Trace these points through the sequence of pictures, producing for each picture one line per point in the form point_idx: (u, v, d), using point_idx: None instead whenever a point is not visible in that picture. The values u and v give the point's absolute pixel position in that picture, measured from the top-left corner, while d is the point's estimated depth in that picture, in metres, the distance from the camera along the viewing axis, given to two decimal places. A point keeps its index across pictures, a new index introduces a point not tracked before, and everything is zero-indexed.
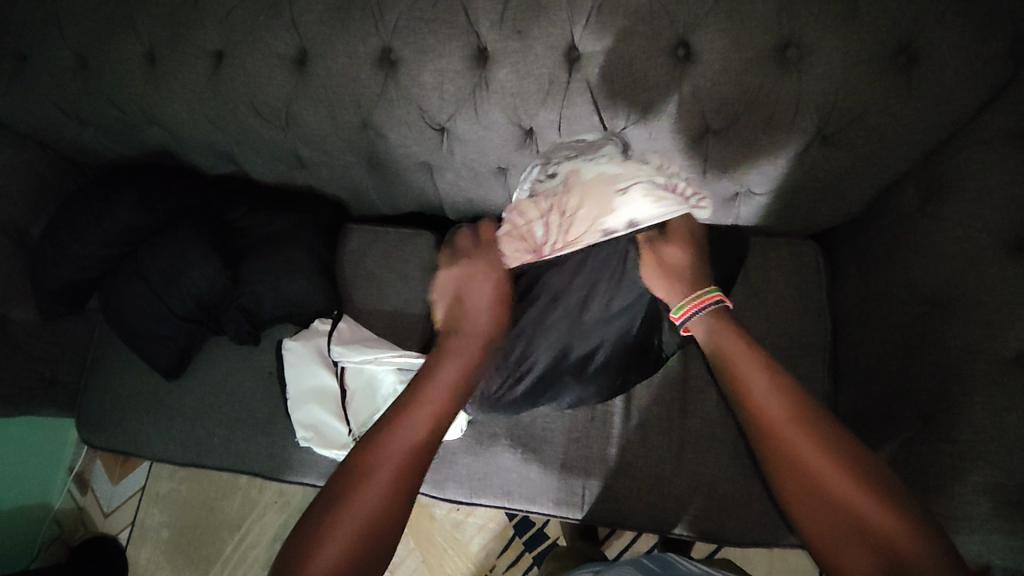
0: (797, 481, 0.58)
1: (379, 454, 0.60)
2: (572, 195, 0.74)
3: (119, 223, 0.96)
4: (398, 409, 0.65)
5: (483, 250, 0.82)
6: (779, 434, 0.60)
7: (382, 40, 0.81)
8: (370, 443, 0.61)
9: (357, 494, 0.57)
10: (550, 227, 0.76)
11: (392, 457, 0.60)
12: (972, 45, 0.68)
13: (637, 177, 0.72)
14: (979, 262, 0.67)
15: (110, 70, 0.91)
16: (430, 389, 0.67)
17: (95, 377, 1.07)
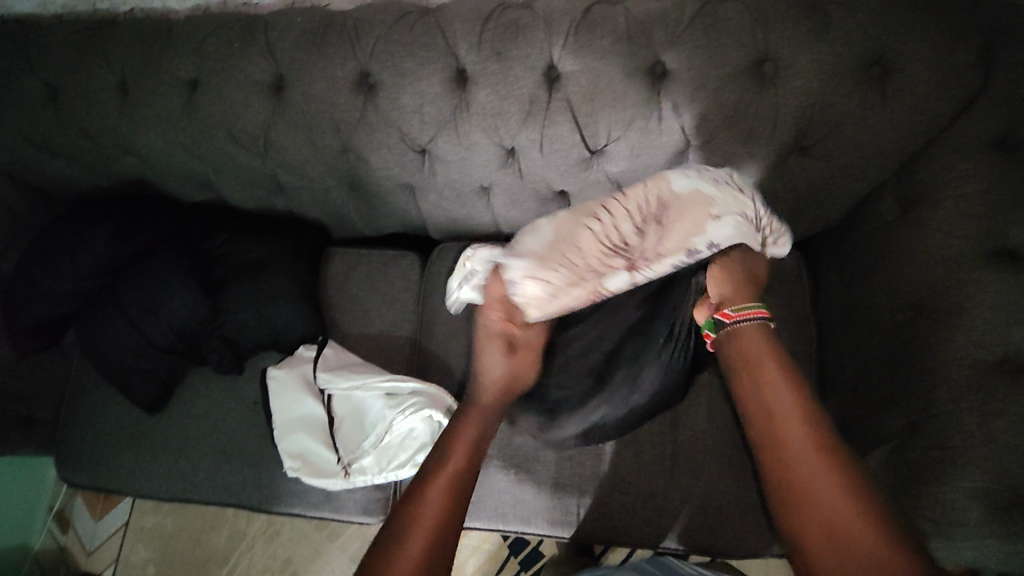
0: (801, 511, 0.59)
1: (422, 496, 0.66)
2: (670, 210, 0.73)
3: (96, 257, 0.94)
4: (441, 454, 0.71)
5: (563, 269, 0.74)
6: (795, 468, 0.61)
7: (360, 64, 0.81)
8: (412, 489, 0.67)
9: (402, 543, 0.62)
10: (647, 237, 0.73)
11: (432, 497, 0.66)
12: (942, 56, 0.69)
13: (732, 205, 0.72)
14: (961, 268, 0.68)
15: (82, 101, 0.89)
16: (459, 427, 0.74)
17: (74, 414, 1.04)
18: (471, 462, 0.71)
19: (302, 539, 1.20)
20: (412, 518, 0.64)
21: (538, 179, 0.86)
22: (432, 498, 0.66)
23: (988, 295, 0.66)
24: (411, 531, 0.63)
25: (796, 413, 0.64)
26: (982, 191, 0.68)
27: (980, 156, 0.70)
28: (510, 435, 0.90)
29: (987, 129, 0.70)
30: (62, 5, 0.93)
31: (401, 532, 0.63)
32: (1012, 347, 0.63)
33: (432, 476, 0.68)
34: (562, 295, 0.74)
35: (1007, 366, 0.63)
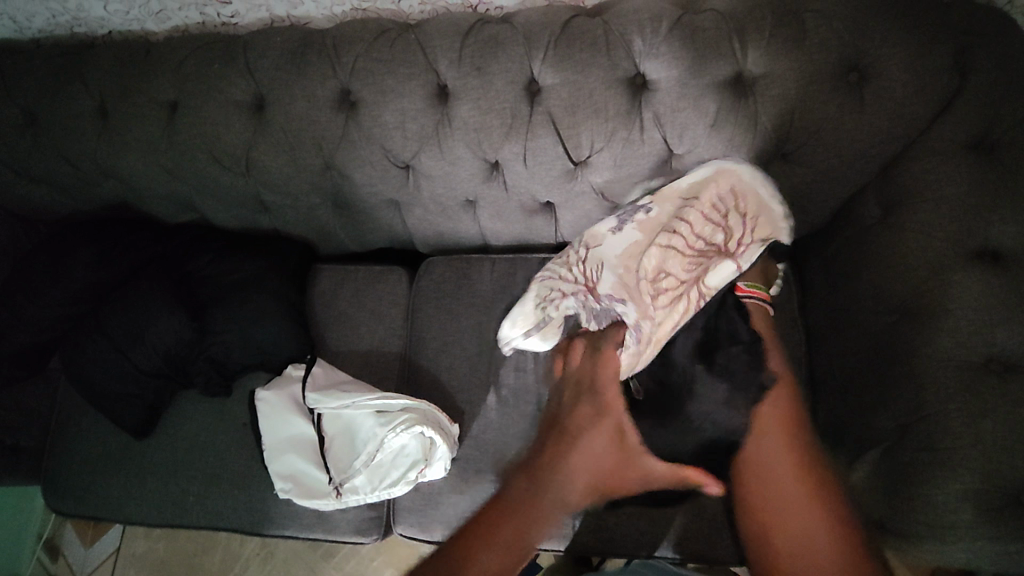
0: (759, 519, 0.62)
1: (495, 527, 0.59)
2: (742, 207, 0.70)
3: (79, 282, 0.93)
4: (536, 479, 0.63)
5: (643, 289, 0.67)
6: (765, 481, 0.63)
7: (341, 82, 0.81)
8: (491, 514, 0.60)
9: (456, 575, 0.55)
10: (731, 230, 0.68)
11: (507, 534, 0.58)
12: (917, 61, 0.70)
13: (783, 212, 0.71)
14: (943, 270, 0.69)
15: (61, 126, 0.88)
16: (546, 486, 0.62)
17: (61, 442, 1.03)
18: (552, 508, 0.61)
19: (296, 560, 1.19)
20: (495, 522, 0.60)
21: (523, 191, 0.86)
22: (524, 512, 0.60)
23: (972, 297, 0.66)
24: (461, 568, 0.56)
25: (775, 422, 0.65)
26: (961, 193, 0.69)
27: (958, 158, 0.71)
28: (502, 449, 0.89)
29: (965, 131, 0.71)
30: (39, 30, 0.93)
31: (482, 536, 0.58)
32: (998, 349, 0.64)
33: (530, 491, 0.62)
34: (657, 314, 0.65)
35: (993, 365, 0.64)
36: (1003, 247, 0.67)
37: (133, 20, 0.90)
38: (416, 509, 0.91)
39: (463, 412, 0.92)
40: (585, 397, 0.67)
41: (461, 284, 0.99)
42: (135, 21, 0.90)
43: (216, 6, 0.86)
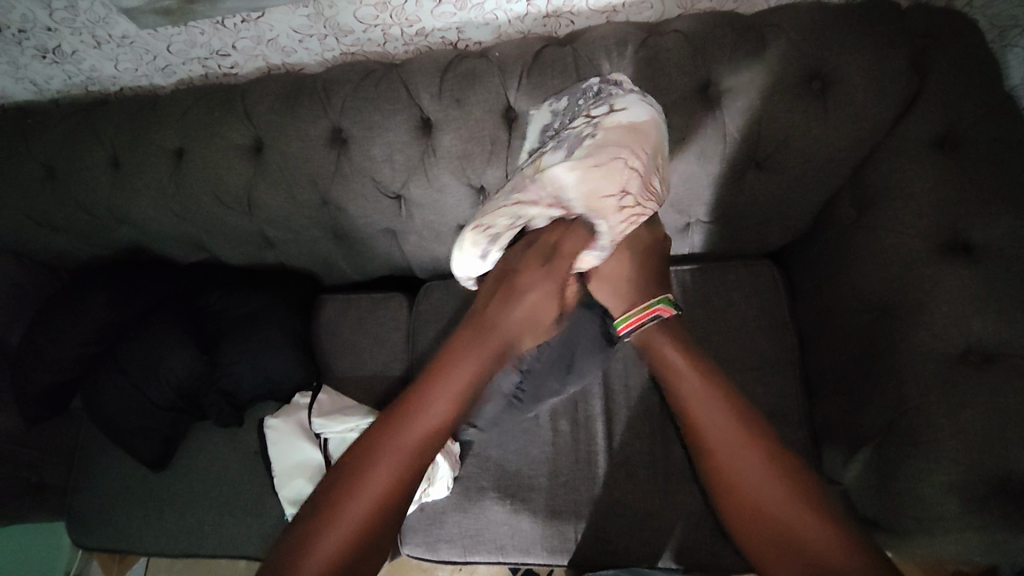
0: (746, 518, 0.65)
1: (390, 436, 0.59)
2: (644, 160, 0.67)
3: (95, 322, 0.99)
4: (427, 383, 0.62)
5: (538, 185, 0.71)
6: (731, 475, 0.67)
7: (332, 121, 0.86)
8: (380, 439, 0.59)
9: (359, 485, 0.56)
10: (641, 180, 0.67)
11: (405, 441, 0.58)
12: (876, 65, 0.72)
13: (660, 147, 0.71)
14: (916, 265, 0.70)
15: (78, 177, 0.95)
16: (449, 368, 0.62)
17: (83, 477, 1.07)
18: (443, 424, 0.61)
19: None
20: (380, 438, 0.58)
21: None
22: (404, 446, 0.58)
23: (947, 289, 0.67)
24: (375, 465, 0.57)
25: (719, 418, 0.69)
26: (929, 189, 0.71)
27: (925, 156, 0.72)
28: (503, 465, 0.91)
29: (928, 130, 0.73)
30: (57, 90, 1.00)
31: (367, 454, 0.58)
32: (974, 338, 0.65)
33: (412, 411, 0.60)
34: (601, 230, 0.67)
35: (972, 356, 0.65)
36: (975, 239, 0.68)
37: (142, 76, 0.97)
38: (421, 529, 0.92)
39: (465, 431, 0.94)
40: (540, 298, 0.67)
41: (459, 307, 1.02)
42: (143, 77, 0.97)
43: (216, 59, 0.93)
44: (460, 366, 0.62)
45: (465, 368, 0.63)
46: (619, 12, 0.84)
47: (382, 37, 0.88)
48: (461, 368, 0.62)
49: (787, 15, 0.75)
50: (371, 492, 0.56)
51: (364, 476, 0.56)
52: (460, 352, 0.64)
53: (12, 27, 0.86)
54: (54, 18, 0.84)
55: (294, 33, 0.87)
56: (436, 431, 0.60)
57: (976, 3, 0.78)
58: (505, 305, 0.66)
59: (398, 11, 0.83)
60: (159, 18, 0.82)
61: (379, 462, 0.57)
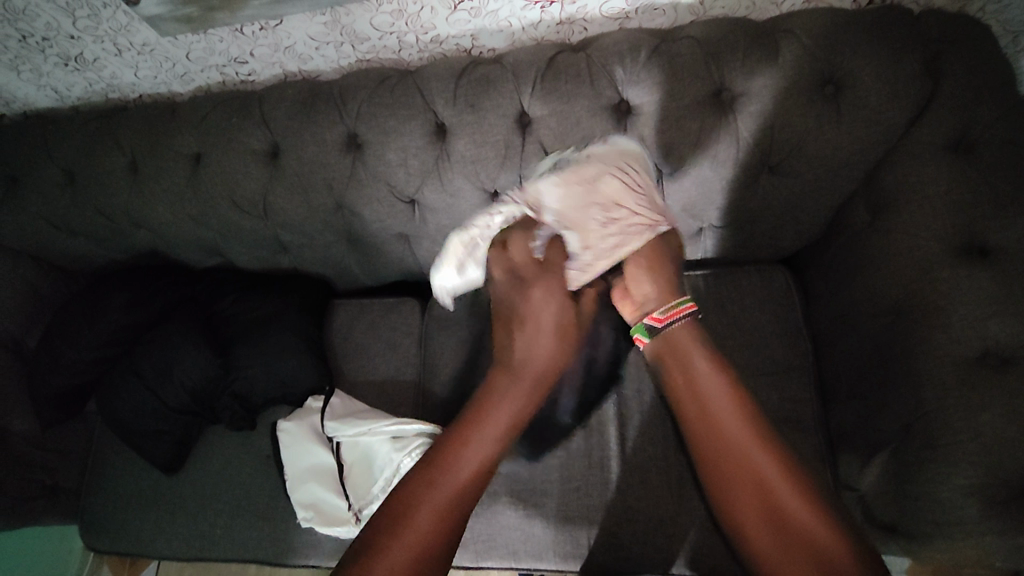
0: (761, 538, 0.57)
1: (441, 470, 0.58)
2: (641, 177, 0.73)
3: (111, 325, 1.00)
4: (463, 435, 0.60)
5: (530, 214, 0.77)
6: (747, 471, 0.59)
7: (347, 126, 0.87)
8: (431, 471, 0.58)
9: (411, 518, 0.55)
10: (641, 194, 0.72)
11: (455, 475, 0.58)
12: (890, 69, 0.72)
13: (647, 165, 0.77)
14: (932, 268, 0.70)
15: (96, 182, 0.96)
16: (494, 403, 0.61)
17: (97, 479, 1.08)
18: (488, 461, 0.59)
19: None
20: (432, 472, 0.58)
21: None
22: (440, 495, 0.56)
23: (964, 292, 0.67)
24: (430, 497, 0.56)
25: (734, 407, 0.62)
26: (944, 192, 0.71)
27: (940, 160, 0.73)
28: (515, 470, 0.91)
29: (942, 134, 0.73)
30: (78, 97, 1.02)
31: (421, 488, 0.57)
32: (991, 340, 0.64)
33: (450, 461, 0.58)
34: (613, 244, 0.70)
35: (989, 359, 0.64)
36: (991, 242, 0.68)
37: (161, 83, 0.98)
38: None
39: None
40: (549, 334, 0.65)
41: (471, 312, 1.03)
42: (162, 84, 0.99)
43: (234, 66, 0.94)
44: (507, 403, 0.61)
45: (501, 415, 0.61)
46: (631, 19, 0.85)
47: (397, 45, 0.89)
48: (508, 407, 0.61)
49: (800, 19, 0.76)
50: (416, 539, 0.54)
51: (400, 537, 0.54)
52: (505, 385, 0.63)
53: (36, 34, 0.88)
54: (77, 26, 0.86)
55: (311, 40, 0.88)
56: (486, 465, 0.59)
57: (989, 8, 0.78)
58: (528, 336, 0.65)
59: (414, 19, 0.84)
60: (180, 26, 0.84)
61: (430, 496, 0.56)
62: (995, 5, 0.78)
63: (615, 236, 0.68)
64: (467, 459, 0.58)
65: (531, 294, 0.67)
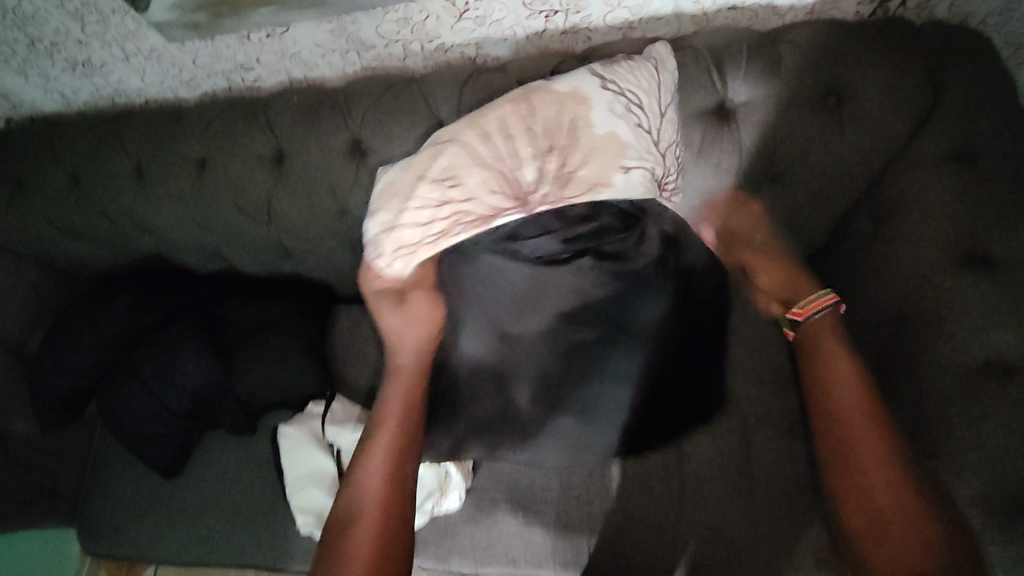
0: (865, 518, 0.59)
1: (359, 500, 0.71)
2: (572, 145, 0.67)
3: (115, 328, 1.00)
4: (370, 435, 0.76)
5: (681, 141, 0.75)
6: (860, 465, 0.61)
7: (352, 132, 0.87)
8: (348, 499, 0.71)
9: (350, 551, 0.67)
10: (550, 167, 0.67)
11: (371, 495, 0.71)
12: (893, 81, 0.73)
13: (611, 106, 0.68)
14: (934, 278, 0.70)
15: (102, 185, 0.97)
16: (383, 413, 0.78)
17: (96, 484, 1.08)
18: (394, 460, 0.74)
19: None
20: (360, 505, 0.70)
21: None
22: (371, 503, 0.70)
23: (967, 301, 0.67)
24: (358, 523, 0.69)
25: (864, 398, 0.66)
26: (946, 202, 0.71)
27: (942, 169, 0.73)
28: (515, 477, 0.91)
29: (944, 144, 0.74)
30: (84, 102, 1.03)
31: (350, 526, 0.69)
32: (993, 350, 0.64)
33: (358, 472, 0.73)
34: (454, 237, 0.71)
35: (991, 368, 0.64)
36: (993, 252, 0.68)
37: (167, 88, 0.99)
38: (432, 540, 0.90)
39: None
40: (412, 331, 0.82)
41: None
42: (168, 90, 0.99)
43: (240, 73, 0.95)
44: (390, 410, 0.78)
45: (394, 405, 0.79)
46: (635, 29, 0.86)
47: (402, 52, 0.90)
48: (392, 412, 0.78)
49: (803, 30, 0.76)
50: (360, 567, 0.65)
51: (358, 524, 0.69)
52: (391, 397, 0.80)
53: (44, 39, 0.89)
54: (86, 31, 0.87)
55: (317, 47, 0.89)
56: (395, 462, 0.74)
57: (989, 22, 0.79)
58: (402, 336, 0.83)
59: (419, 27, 0.85)
60: (187, 32, 0.84)
61: (363, 528, 0.68)
62: (996, 17, 0.79)
63: (444, 219, 0.70)
64: (374, 472, 0.73)
65: (398, 298, 0.82)
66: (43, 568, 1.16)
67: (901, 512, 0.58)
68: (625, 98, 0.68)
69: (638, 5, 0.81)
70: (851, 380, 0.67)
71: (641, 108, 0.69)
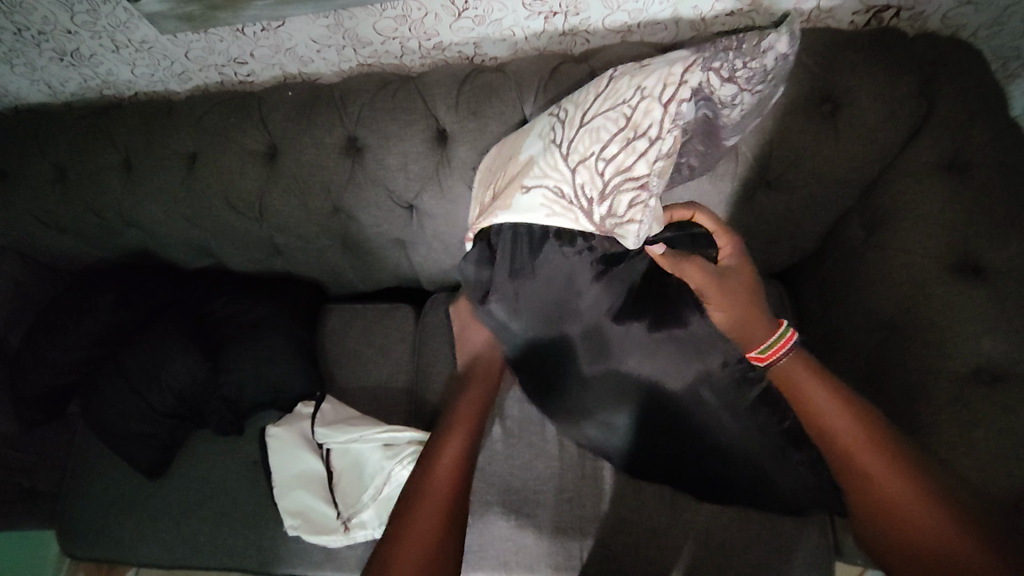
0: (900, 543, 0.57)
1: (437, 464, 0.69)
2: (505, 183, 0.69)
3: (99, 325, 0.98)
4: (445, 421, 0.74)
5: (609, 149, 0.59)
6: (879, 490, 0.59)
7: (348, 130, 0.87)
8: (427, 462, 0.69)
9: (420, 509, 0.64)
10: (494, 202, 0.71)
11: (446, 461, 0.69)
12: (888, 89, 0.74)
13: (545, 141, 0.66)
14: (926, 285, 0.71)
15: (89, 179, 0.95)
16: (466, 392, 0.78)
17: (77, 483, 1.05)
18: (473, 431, 0.73)
19: None
20: (433, 470, 0.68)
21: None
22: (442, 471, 0.68)
23: (959, 308, 0.68)
24: (434, 484, 0.67)
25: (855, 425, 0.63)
26: (939, 210, 0.72)
27: (935, 179, 0.74)
28: (507, 479, 0.90)
29: (936, 154, 0.75)
30: (71, 93, 1.00)
31: (423, 485, 0.67)
32: (984, 357, 0.65)
33: (438, 442, 0.71)
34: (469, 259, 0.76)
35: (982, 375, 0.65)
36: (984, 260, 0.70)
37: (158, 81, 0.97)
38: None
39: None
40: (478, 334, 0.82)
41: None
42: (159, 82, 0.97)
43: (233, 67, 0.94)
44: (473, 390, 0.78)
45: (471, 400, 0.77)
46: (634, 33, 0.86)
47: (400, 50, 0.89)
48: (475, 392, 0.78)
49: (800, 39, 0.77)
50: (429, 524, 0.63)
51: (433, 481, 0.67)
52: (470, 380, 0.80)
53: (31, 28, 0.87)
54: (75, 21, 0.86)
55: (313, 43, 0.88)
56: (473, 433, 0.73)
57: (980, 34, 0.81)
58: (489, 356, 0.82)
59: (417, 25, 0.84)
60: (181, 24, 0.83)
61: (435, 489, 0.66)
62: (986, 30, 0.80)
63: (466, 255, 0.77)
64: (455, 438, 0.72)
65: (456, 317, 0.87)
66: (20, 569, 1.13)
67: (943, 530, 0.55)
68: (558, 125, 0.66)
69: (638, 9, 0.81)
70: (836, 408, 0.64)
71: (565, 123, 0.65)
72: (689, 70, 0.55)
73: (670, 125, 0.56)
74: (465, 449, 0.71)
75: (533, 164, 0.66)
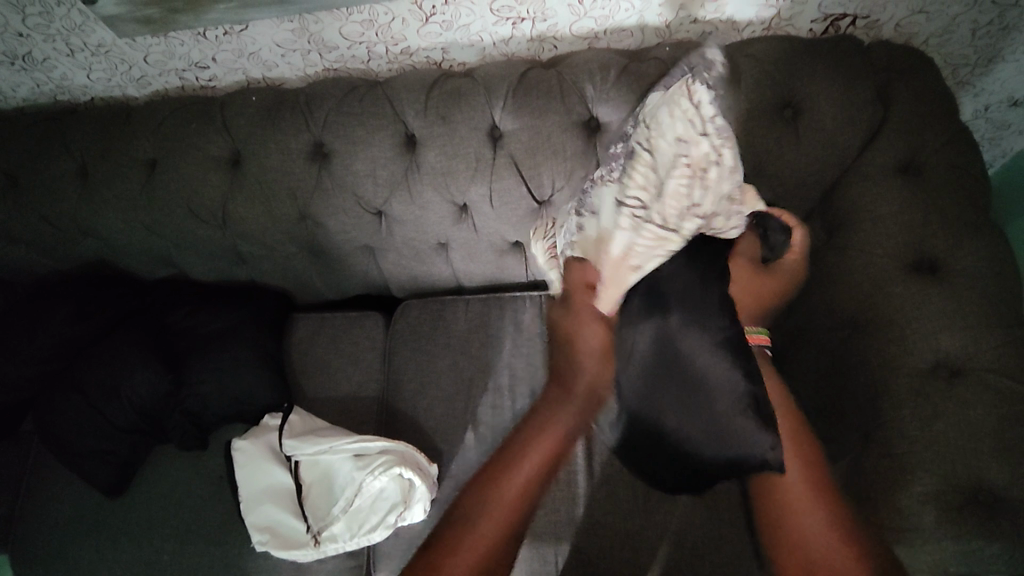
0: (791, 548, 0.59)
1: (536, 438, 0.65)
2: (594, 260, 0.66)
3: (54, 339, 0.95)
4: (560, 385, 0.67)
5: (699, 200, 0.58)
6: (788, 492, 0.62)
7: (314, 135, 0.85)
8: (527, 438, 0.65)
9: (493, 503, 0.61)
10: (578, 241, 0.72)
11: (536, 450, 0.64)
12: (846, 95, 0.76)
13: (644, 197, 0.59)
14: (885, 284, 0.73)
15: (42, 187, 0.91)
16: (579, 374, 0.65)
17: (31, 504, 1.01)
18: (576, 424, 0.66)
19: None
20: (530, 447, 0.64)
21: (492, 232, 0.89)
22: (541, 453, 0.64)
23: (914, 306, 0.70)
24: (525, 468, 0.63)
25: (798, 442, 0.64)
26: (895, 212, 0.75)
27: (892, 181, 0.76)
28: None
29: (892, 157, 0.77)
30: (23, 98, 0.97)
31: (519, 461, 0.64)
32: (940, 353, 0.68)
33: (547, 419, 0.66)
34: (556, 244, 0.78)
35: (940, 370, 0.67)
36: (939, 261, 0.72)
37: (115, 86, 0.95)
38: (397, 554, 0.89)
39: (441, 452, 0.91)
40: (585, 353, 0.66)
41: (436, 325, 1.01)
42: (117, 87, 0.95)
43: (194, 71, 0.92)
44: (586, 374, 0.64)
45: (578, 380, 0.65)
46: (600, 39, 0.87)
47: (366, 55, 0.88)
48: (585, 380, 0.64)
49: (760, 46, 0.79)
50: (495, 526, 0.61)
51: (523, 464, 0.63)
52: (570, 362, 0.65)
53: None
54: (27, 24, 0.83)
55: (277, 47, 0.87)
56: (571, 429, 0.65)
57: (931, 42, 0.84)
58: (576, 369, 0.66)
59: (384, 29, 0.84)
60: (139, 27, 0.81)
61: (524, 472, 0.63)
62: (937, 38, 0.84)
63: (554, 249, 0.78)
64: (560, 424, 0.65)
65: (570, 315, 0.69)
66: None
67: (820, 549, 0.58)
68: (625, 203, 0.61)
69: (604, 16, 0.82)
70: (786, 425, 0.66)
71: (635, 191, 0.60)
72: (698, 97, 0.56)
73: (724, 141, 0.56)
74: (567, 435, 0.65)
75: (660, 235, 0.60)
